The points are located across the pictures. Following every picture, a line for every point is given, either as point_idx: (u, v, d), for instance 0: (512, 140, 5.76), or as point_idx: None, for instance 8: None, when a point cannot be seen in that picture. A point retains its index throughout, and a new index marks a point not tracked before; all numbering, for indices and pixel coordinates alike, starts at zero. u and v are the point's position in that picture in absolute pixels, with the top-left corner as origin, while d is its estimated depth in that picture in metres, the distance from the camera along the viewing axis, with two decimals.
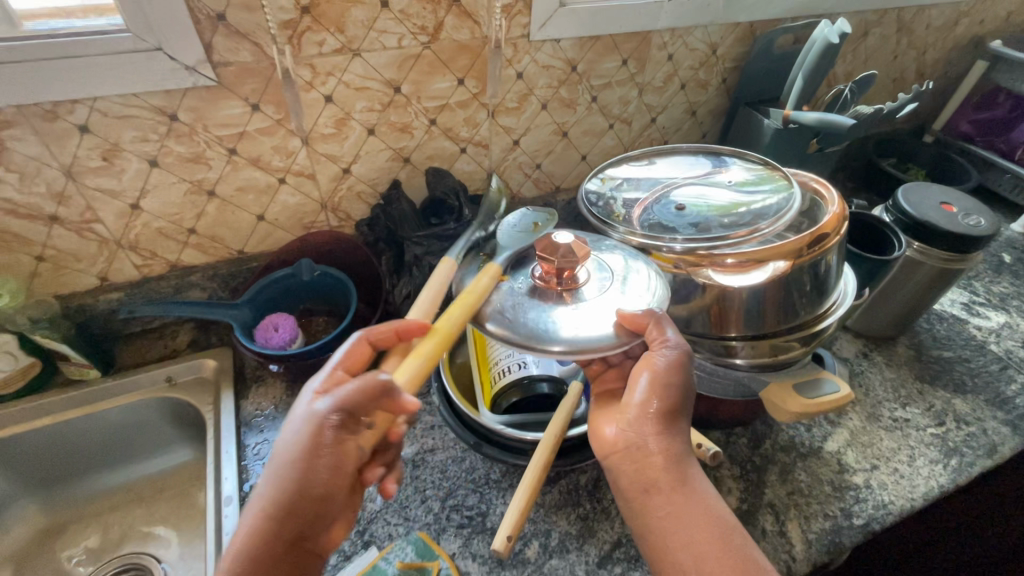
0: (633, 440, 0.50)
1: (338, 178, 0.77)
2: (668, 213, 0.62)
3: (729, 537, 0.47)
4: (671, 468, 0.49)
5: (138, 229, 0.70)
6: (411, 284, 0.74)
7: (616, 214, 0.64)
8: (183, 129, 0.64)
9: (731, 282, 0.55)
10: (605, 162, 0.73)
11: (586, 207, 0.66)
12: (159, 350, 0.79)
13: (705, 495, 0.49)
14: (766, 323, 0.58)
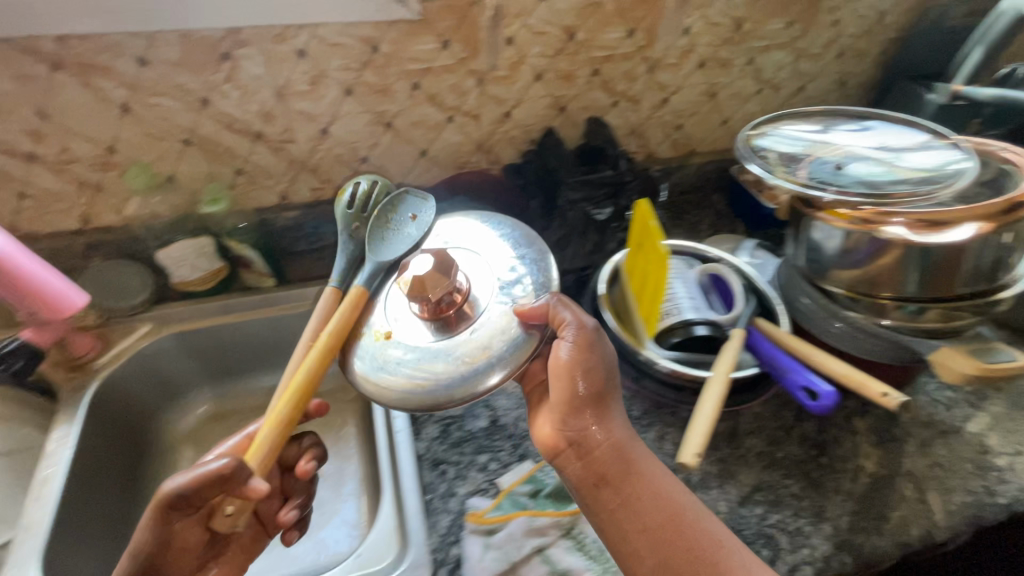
0: (620, 441, 0.52)
1: (498, 121, 0.80)
2: (830, 171, 0.63)
3: (689, 527, 0.49)
4: (611, 457, 0.52)
5: (321, 153, 0.77)
6: (562, 228, 0.77)
7: (775, 163, 0.66)
8: (381, 61, 0.69)
9: (914, 237, 0.55)
10: (772, 114, 0.72)
11: (743, 159, 0.67)
12: (320, 269, 0.86)
13: (670, 485, 0.52)
14: (943, 287, 0.58)
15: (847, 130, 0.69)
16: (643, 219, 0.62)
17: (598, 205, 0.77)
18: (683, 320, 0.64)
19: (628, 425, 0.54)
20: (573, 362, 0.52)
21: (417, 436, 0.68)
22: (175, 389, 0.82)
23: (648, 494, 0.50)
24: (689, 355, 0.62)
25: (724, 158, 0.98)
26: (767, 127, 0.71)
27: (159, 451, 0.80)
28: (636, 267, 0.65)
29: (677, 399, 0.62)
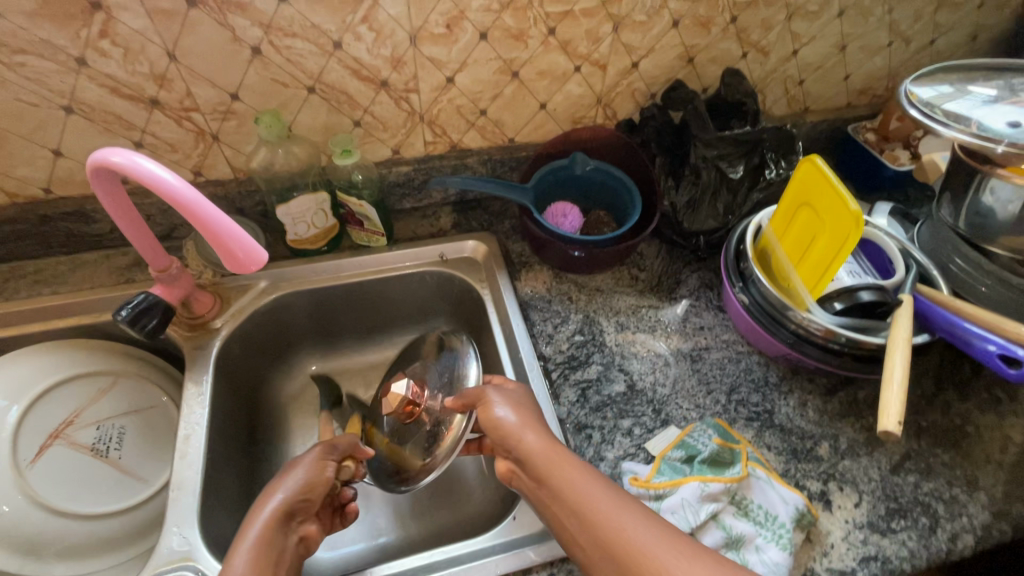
0: (533, 453, 0.52)
1: (624, 72, 0.76)
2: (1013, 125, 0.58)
3: (601, 530, 0.45)
4: (541, 464, 0.51)
5: (442, 103, 0.72)
6: (694, 189, 0.73)
7: (946, 113, 0.61)
8: (522, 2, 0.64)
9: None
10: (931, 67, 0.68)
11: (909, 110, 0.62)
12: (426, 229, 0.83)
13: (581, 490, 0.48)
14: None
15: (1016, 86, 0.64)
16: (823, 175, 0.57)
17: (733, 163, 0.73)
18: (845, 285, 0.61)
19: (590, 464, 0.51)
20: (501, 407, 0.56)
21: (556, 400, 0.65)
22: (282, 349, 0.80)
23: (601, 515, 0.46)
24: (855, 321, 0.60)
25: (838, 116, 0.93)
26: (926, 79, 0.66)
27: (271, 412, 0.78)
28: (803, 226, 0.61)
29: (839, 364, 0.61)
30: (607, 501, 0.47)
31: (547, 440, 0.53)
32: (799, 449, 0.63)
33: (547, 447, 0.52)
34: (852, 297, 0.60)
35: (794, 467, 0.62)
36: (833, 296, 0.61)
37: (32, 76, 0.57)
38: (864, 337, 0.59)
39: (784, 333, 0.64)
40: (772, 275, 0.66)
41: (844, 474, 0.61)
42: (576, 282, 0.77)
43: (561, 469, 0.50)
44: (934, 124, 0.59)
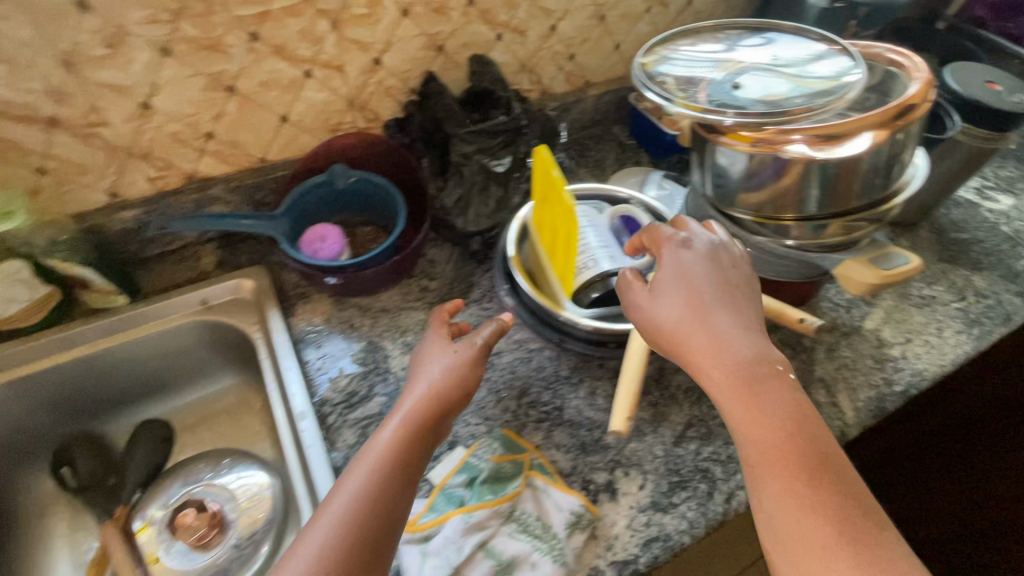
0: (670, 305, 0.50)
1: (367, 71, 0.69)
2: (731, 90, 0.58)
3: (754, 406, 0.44)
4: (679, 351, 0.49)
5: (149, 133, 0.62)
6: (460, 187, 0.69)
7: (677, 88, 0.60)
8: (198, 8, 0.54)
9: (816, 154, 0.53)
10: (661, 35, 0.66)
11: (643, 88, 0.60)
12: (186, 274, 0.73)
13: (715, 345, 0.47)
14: (842, 202, 0.57)
15: (735, 45, 0.64)
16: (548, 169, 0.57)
17: (495, 155, 0.69)
18: (603, 273, 0.60)
19: (725, 315, 0.48)
20: (668, 277, 0.52)
21: (333, 446, 0.60)
22: (27, 444, 0.70)
23: (755, 387, 0.45)
24: (606, 309, 0.61)
25: (621, 85, 0.93)
26: (658, 49, 0.65)
27: (23, 521, 0.68)
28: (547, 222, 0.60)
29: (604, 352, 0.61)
30: (759, 365, 0.46)
31: (676, 295, 0.50)
32: (587, 442, 0.63)
33: (671, 313, 0.50)
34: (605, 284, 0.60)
35: (582, 463, 0.61)
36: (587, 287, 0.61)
37: None
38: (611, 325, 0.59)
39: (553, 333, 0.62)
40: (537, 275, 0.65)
41: (629, 458, 0.62)
42: (359, 306, 0.72)
43: (739, 348, 0.47)
44: (659, 101, 0.58)
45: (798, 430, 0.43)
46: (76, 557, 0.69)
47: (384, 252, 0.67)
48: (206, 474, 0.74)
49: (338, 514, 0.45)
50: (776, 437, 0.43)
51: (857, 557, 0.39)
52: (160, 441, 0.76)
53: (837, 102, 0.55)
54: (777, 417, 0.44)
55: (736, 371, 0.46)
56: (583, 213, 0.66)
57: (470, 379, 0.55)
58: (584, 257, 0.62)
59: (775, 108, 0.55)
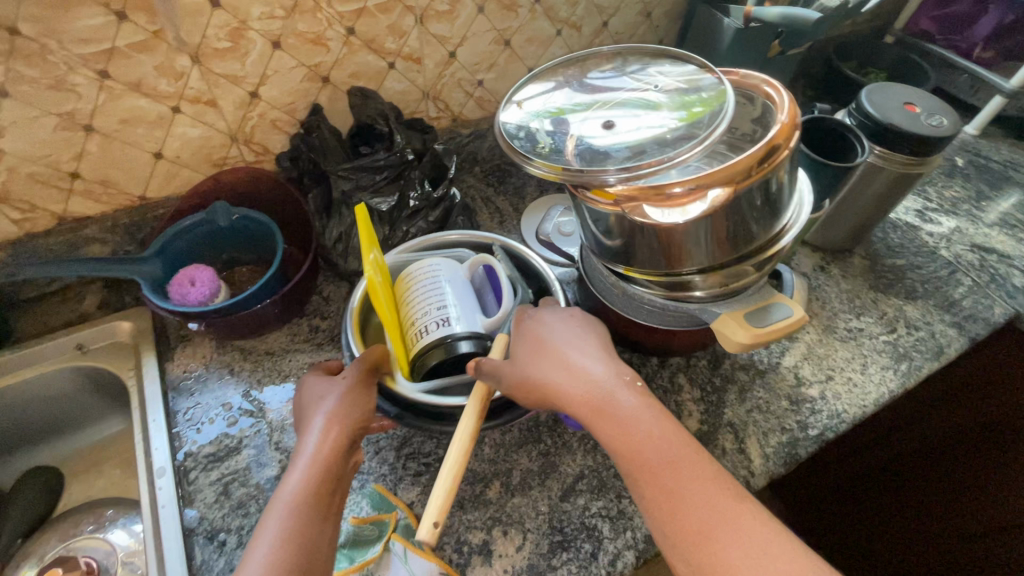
0: (523, 339, 0.53)
1: (245, 104, 0.66)
2: (598, 129, 0.54)
3: (622, 422, 0.46)
4: (545, 393, 0.49)
5: (3, 175, 0.59)
6: (342, 226, 0.66)
7: (540, 139, 0.55)
8: (31, 47, 0.52)
9: (671, 215, 0.48)
10: (529, 75, 0.62)
11: (505, 140, 0.55)
12: (64, 317, 0.70)
13: (571, 370, 0.49)
14: (711, 255, 0.52)
15: (604, 82, 0.59)
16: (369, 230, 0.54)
17: (378, 192, 0.66)
18: (439, 338, 0.56)
19: (574, 345, 0.52)
20: (516, 338, 0.54)
21: (189, 505, 0.56)
22: None
23: (615, 402, 0.47)
24: (442, 381, 0.57)
25: None
26: (526, 93, 0.60)
27: None
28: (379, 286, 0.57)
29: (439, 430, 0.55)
30: (610, 383, 0.48)
31: (534, 345, 0.52)
32: (466, 497, 0.58)
33: (530, 357, 0.51)
34: (440, 353, 0.56)
35: (458, 521, 0.57)
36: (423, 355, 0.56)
37: None
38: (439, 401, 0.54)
39: (387, 404, 0.57)
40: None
41: (510, 515, 0.57)
42: (242, 348, 0.68)
43: (590, 382, 0.48)
44: (515, 160, 0.52)
45: (662, 428, 0.45)
46: None
47: (259, 292, 0.64)
48: (87, 527, 0.71)
49: (262, 564, 0.40)
50: (646, 440, 0.44)
51: (729, 531, 0.40)
52: (45, 490, 0.72)
53: (701, 147, 0.48)
54: (640, 422, 0.45)
55: (594, 395, 0.48)
56: (435, 265, 0.61)
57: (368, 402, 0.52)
58: (424, 319, 0.57)
59: (636, 161, 0.49)
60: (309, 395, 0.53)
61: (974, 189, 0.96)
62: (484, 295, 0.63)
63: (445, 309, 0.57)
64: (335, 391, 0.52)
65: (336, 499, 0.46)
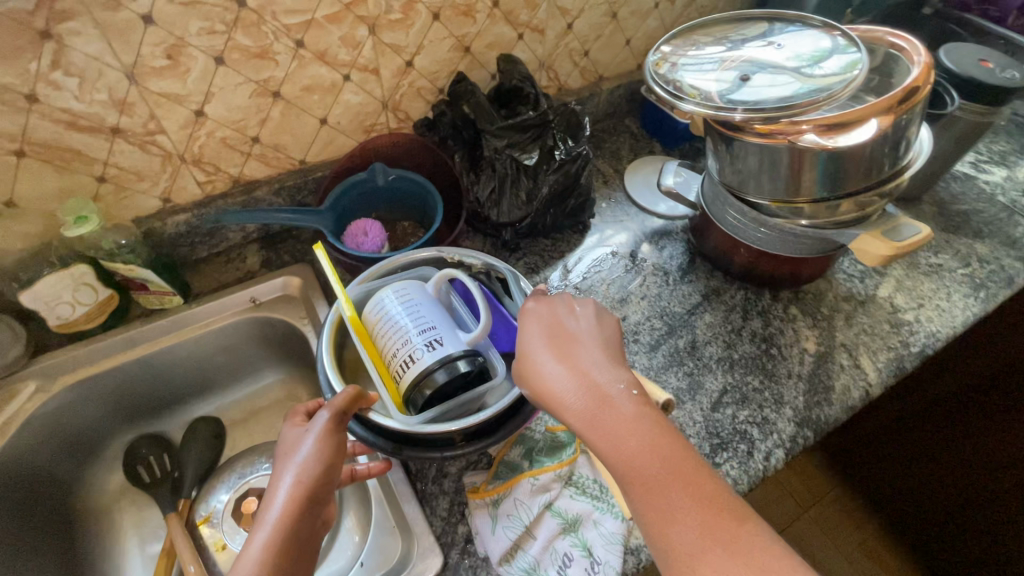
0: (533, 337, 0.53)
1: (400, 73, 0.73)
2: (738, 83, 0.62)
3: (626, 432, 0.45)
4: (545, 397, 0.49)
5: (202, 139, 0.65)
6: (493, 180, 0.73)
7: (688, 84, 0.64)
8: (251, 18, 0.58)
9: (827, 142, 0.57)
10: (666, 36, 0.70)
11: (657, 89, 0.65)
12: (232, 274, 0.76)
13: (582, 377, 0.49)
14: (847, 184, 0.61)
15: (738, 40, 0.69)
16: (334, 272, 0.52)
17: (525, 149, 0.73)
18: (424, 367, 0.52)
19: (586, 351, 0.51)
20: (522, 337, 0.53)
21: None
22: (90, 443, 0.71)
23: (616, 412, 0.46)
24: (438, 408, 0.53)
25: (632, 79, 0.97)
26: (667, 49, 0.69)
27: (94, 517, 0.70)
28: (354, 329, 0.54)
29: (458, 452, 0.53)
30: (613, 391, 0.48)
31: (541, 347, 0.51)
32: None
33: (535, 361, 0.51)
34: (436, 379, 0.52)
35: None
36: (417, 387, 0.52)
37: None
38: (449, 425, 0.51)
39: (382, 441, 0.53)
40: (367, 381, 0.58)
41: (672, 424, 0.65)
42: None
43: (591, 388, 0.48)
44: (673, 101, 0.62)
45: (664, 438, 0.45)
46: (143, 548, 0.70)
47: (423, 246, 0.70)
48: (262, 465, 0.75)
49: None
50: (648, 454, 0.44)
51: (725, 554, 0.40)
52: (212, 437, 0.77)
53: (840, 84, 0.58)
54: (642, 431, 0.45)
55: (597, 403, 0.47)
56: (393, 292, 0.58)
57: (334, 452, 0.49)
58: (404, 352, 0.54)
59: (783, 97, 0.59)
60: (287, 440, 0.50)
61: (1017, 144, 1.06)
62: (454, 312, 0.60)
63: (426, 334, 0.54)
64: (307, 440, 0.49)
65: (298, 553, 0.45)
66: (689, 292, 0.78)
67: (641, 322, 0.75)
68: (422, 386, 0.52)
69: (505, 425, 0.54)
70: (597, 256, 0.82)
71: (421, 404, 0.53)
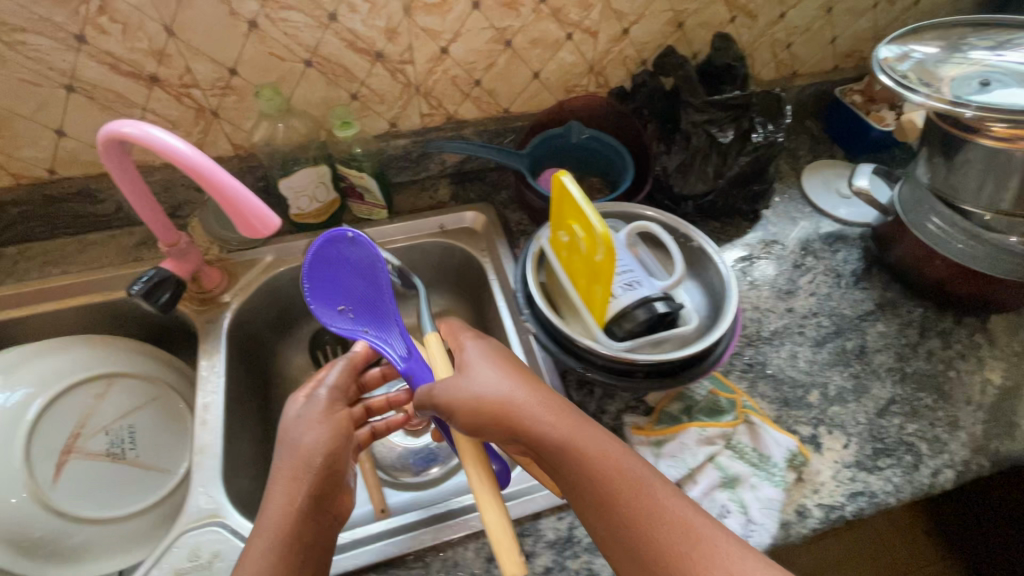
0: (466, 360, 0.54)
1: (614, 40, 0.77)
2: (977, 88, 0.59)
3: (566, 457, 0.48)
4: (491, 416, 0.49)
5: (438, 74, 0.73)
6: (683, 154, 0.75)
7: (917, 79, 0.62)
8: None
9: None
10: (897, 34, 0.69)
11: (882, 79, 0.63)
12: (426, 202, 0.85)
13: (542, 406, 0.49)
14: None
15: (977, 48, 0.66)
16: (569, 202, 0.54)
17: (722, 129, 0.74)
18: (623, 303, 0.56)
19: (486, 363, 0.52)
20: (472, 370, 0.52)
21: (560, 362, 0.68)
22: (287, 322, 0.83)
23: (551, 436, 0.48)
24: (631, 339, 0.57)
25: (825, 80, 0.95)
26: (897, 45, 0.67)
27: (283, 384, 0.81)
28: (573, 255, 0.56)
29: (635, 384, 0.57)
30: (572, 419, 0.49)
31: (501, 385, 0.50)
32: (790, 398, 0.66)
33: (493, 392, 0.50)
34: (637, 319, 0.55)
35: (785, 414, 0.65)
36: (621, 321, 0.56)
37: (31, 54, 0.57)
38: (642, 358, 0.55)
39: (573, 360, 0.58)
40: (560, 299, 0.61)
41: (833, 419, 0.65)
42: None
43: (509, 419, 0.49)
44: (903, 92, 0.60)
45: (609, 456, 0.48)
46: None
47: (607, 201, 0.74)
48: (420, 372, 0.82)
49: None
50: (619, 483, 0.46)
51: None
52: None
53: None
54: (594, 460, 0.47)
55: (529, 417, 0.49)
56: None
57: (321, 437, 0.53)
58: None
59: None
60: (290, 424, 0.55)
61: None
62: (647, 259, 0.62)
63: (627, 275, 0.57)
64: (304, 428, 0.54)
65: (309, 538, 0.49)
66: (862, 298, 0.76)
67: (807, 316, 0.74)
68: (627, 322, 0.55)
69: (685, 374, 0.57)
70: (766, 244, 0.82)
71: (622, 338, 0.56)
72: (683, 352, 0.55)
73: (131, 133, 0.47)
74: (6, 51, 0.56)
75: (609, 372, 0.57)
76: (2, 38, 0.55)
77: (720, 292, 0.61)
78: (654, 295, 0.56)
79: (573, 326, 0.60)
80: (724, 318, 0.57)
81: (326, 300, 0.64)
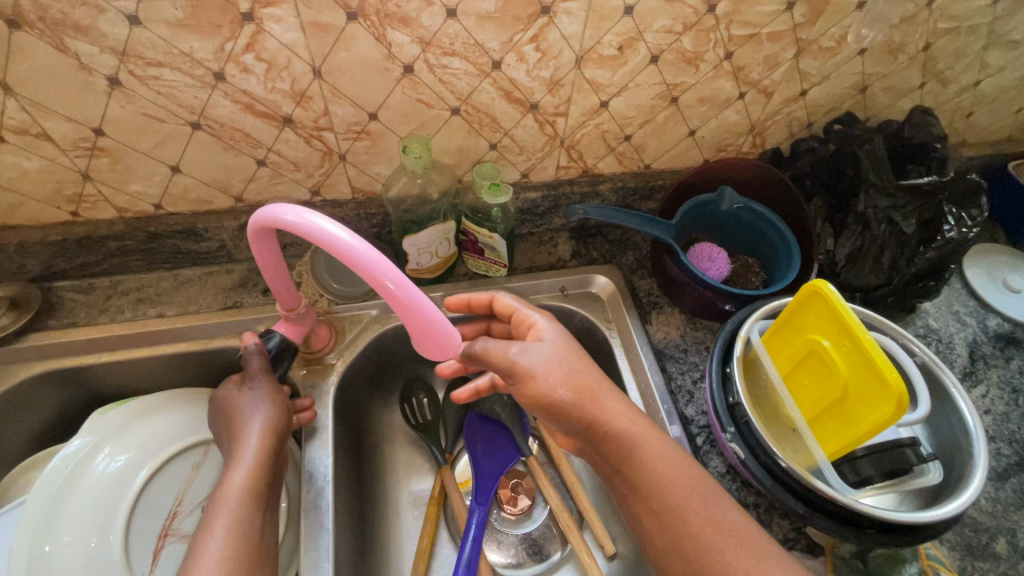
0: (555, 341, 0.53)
1: (789, 101, 0.67)
2: None
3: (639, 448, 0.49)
4: (586, 404, 0.50)
5: (589, 127, 0.64)
6: (857, 240, 0.66)
7: None
8: (709, 23, 0.55)
9: None
10: None
11: None
12: (546, 258, 0.76)
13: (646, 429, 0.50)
14: None
15: None
16: (830, 312, 0.48)
17: (907, 216, 0.63)
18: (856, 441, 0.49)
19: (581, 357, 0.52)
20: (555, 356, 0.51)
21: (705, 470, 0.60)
22: (382, 378, 0.75)
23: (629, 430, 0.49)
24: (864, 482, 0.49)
25: (1000, 152, 0.82)
26: None
27: (374, 445, 0.73)
28: (809, 367, 0.50)
29: (861, 540, 0.48)
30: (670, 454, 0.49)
31: (600, 387, 0.51)
32: (974, 544, 0.58)
33: (581, 385, 0.50)
34: (878, 464, 0.48)
35: (970, 565, 0.56)
36: (855, 462, 0.49)
37: (162, 90, 0.50)
38: (883, 512, 0.46)
39: (791, 499, 0.50)
40: (769, 411, 0.53)
41: None
42: (713, 329, 0.70)
43: (592, 411, 0.50)
44: None
45: (678, 466, 0.48)
46: (410, 495, 0.72)
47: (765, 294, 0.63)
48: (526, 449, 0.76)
49: (227, 536, 0.43)
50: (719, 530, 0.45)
51: None
52: (465, 394, 0.77)
53: None
54: (659, 470, 0.48)
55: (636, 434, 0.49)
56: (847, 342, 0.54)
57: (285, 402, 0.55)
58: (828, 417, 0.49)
59: None
60: (249, 397, 0.53)
61: None
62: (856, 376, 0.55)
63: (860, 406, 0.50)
64: (258, 396, 0.53)
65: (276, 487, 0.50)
66: None
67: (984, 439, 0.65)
68: (863, 465, 0.48)
69: (924, 530, 0.47)
70: (930, 343, 0.72)
71: (851, 478, 0.49)
72: (932, 511, 0.46)
73: (292, 222, 0.40)
74: (136, 85, 0.49)
75: (832, 517, 0.49)
76: (134, 71, 0.48)
77: (961, 433, 0.51)
78: (902, 441, 0.48)
79: (783, 445, 0.52)
80: (973, 469, 0.48)
81: (486, 461, 0.71)
